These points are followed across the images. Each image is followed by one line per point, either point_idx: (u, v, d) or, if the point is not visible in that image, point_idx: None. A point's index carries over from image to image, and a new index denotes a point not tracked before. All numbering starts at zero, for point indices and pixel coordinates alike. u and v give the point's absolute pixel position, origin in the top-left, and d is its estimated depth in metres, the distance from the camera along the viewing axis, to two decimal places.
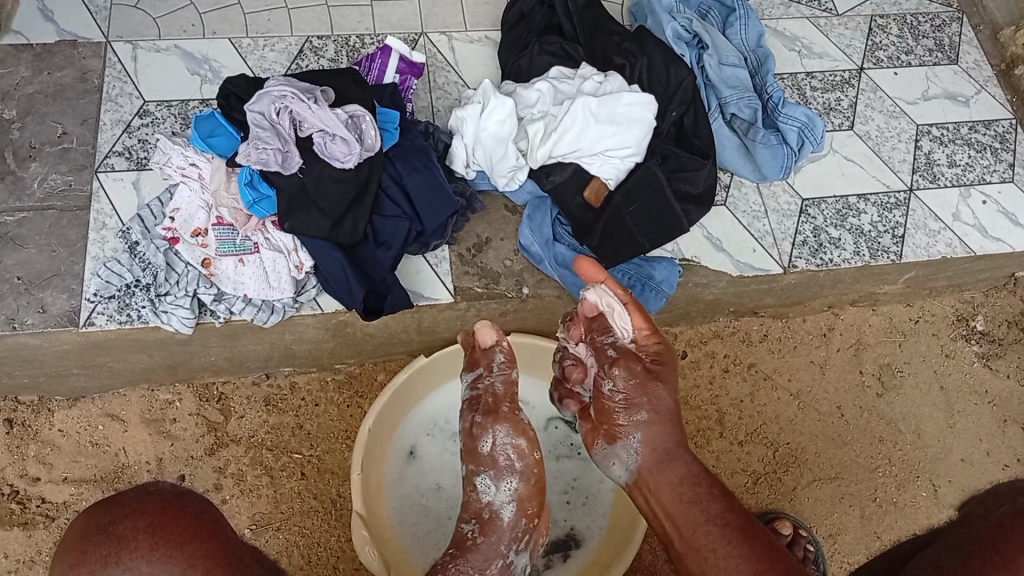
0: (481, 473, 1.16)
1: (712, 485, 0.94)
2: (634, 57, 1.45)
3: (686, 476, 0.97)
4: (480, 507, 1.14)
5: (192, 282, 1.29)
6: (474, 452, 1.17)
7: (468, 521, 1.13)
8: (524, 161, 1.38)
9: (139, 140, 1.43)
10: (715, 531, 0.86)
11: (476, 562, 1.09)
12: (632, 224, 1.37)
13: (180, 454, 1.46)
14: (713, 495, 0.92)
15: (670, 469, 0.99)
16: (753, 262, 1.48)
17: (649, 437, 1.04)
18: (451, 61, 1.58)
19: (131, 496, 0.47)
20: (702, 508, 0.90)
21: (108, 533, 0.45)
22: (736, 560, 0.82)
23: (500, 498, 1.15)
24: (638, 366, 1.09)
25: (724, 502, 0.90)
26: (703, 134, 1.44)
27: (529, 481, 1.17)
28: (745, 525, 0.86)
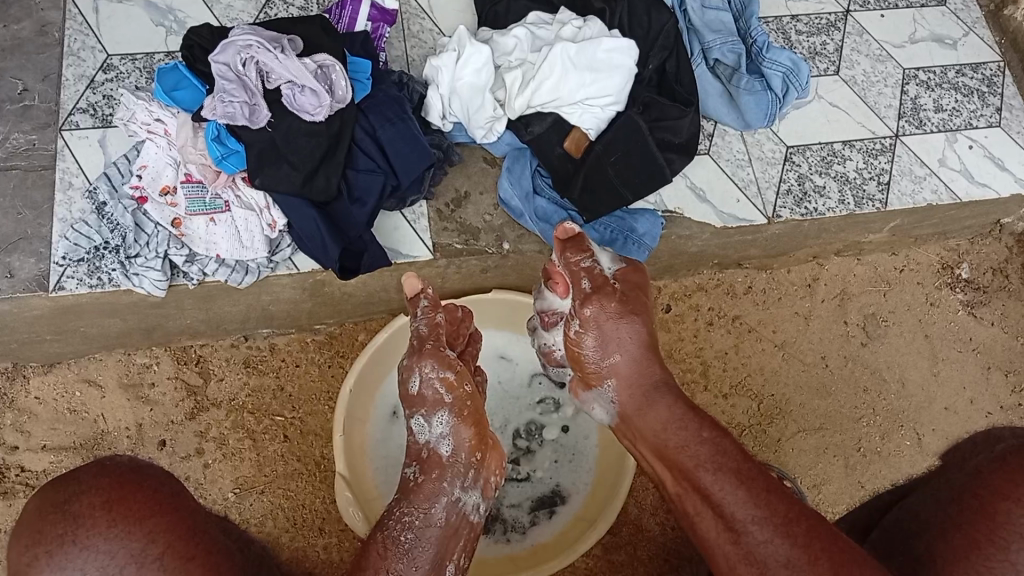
0: (415, 415, 1.05)
1: (699, 425, 0.91)
2: (614, 1, 1.40)
3: (669, 417, 0.95)
4: (419, 448, 1.03)
5: (163, 243, 1.25)
6: (408, 395, 1.07)
7: (411, 465, 1.02)
8: (501, 112, 1.34)
9: (104, 96, 1.38)
10: (708, 476, 0.84)
11: (420, 502, 0.97)
12: (613, 176, 1.34)
13: (160, 419, 1.44)
14: (702, 437, 0.89)
15: (652, 411, 0.97)
16: (737, 212, 1.45)
17: (624, 379, 1.03)
18: (425, 8, 1.53)
19: (90, 475, 0.59)
20: (691, 452, 0.88)
21: (64, 513, 0.56)
22: (735, 506, 0.80)
23: (436, 436, 1.03)
24: (613, 301, 1.06)
25: (713, 443, 0.88)
26: (685, 81, 1.40)
27: (463, 410, 1.04)
28: (739, 466, 0.84)
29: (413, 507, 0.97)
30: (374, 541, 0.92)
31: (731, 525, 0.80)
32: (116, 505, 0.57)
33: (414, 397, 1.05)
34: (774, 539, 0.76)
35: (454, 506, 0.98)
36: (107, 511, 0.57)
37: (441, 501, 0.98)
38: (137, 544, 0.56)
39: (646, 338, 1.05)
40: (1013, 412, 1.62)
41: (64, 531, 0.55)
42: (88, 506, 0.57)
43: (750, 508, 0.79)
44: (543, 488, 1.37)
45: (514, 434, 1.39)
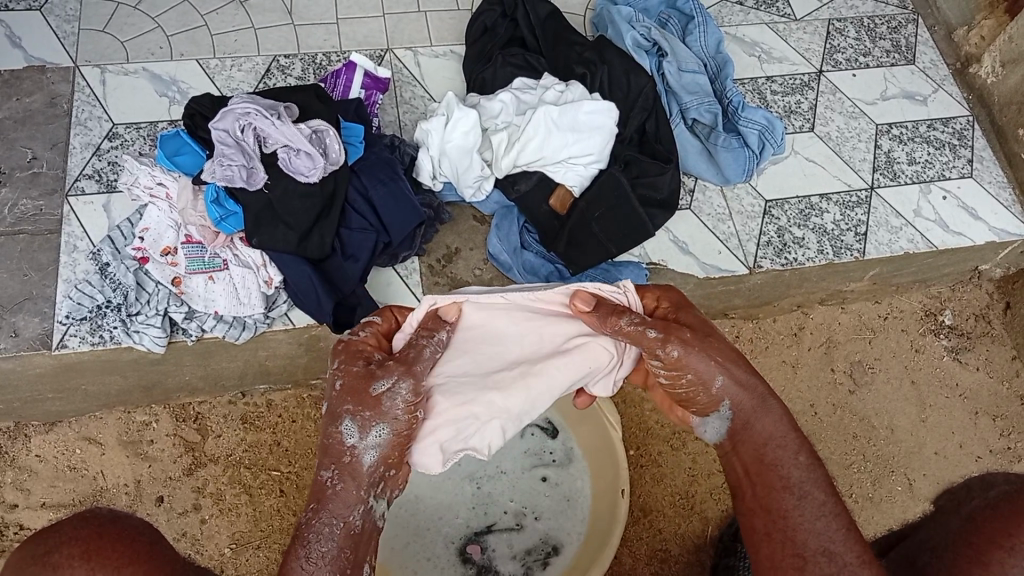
0: (343, 415, 0.87)
1: (800, 449, 0.84)
2: (594, 66, 1.48)
3: (773, 432, 0.88)
4: (341, 450, 0.86)
5: (163, 300, 1.28)
6: (356, 391, 0.88)
7: (330, 467, 0.86)
8: (489, 171, 1.39)
9: (109, 162, 1.45)
10: (791, 497, 0.79)
11: (336, 510, 0.83)
12: (598, 231, 1.39)
13: (158, 475, 1.48)
14: (798, 460, 0.83)
15: (758, 423, 0.89)
16: (719, 263, 1.49)
17: (735, 402, 0.92)
18: (417, 76, 1.62)
19: (67, 527, 0.58)
20: (782, 471, 0.82)
21: (43, 562, 0.55)
22: (812, 532, 0.75)
23: (366, 443, 0.86)
24: (687, 332, 0.95)
25: (808, 470, 0.81)
26: (665, 138, 1.47)
27: (404, 427, 0.89)
28: (828, 498, 0.78)
29: (335, 519, 0.83)
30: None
31: (800, 551, 0.75)
32: (95, 554, 0.57)
33: (366, 400, 0.87)
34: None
35: (369, 514, 0.86)
36: (87, 560, 0.56)
37: (356, 511, 0.84)
38: None
39: (733, 352, 0.95)
40: (1003, 456, 1.63)
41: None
42: (67, 557, 0.56)
43: (825, 540, 0.74)
44: (536, 540, 1.36)
45: (509, 486, 1.40)
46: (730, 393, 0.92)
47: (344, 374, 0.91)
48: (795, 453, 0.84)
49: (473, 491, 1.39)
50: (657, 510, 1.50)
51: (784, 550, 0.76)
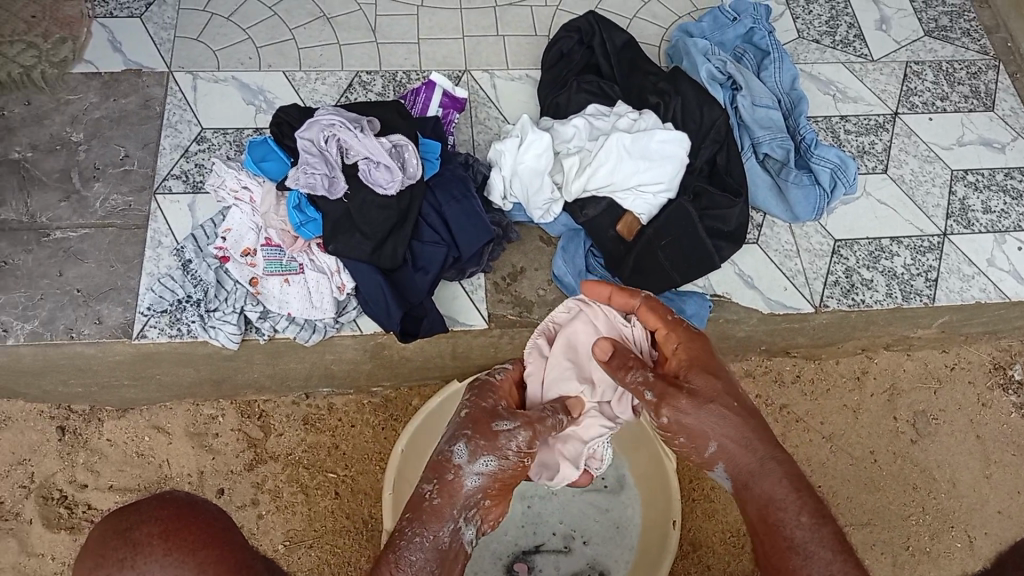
0: (458, 441, 0.94)
1: (803, 504, 0.85)
2: (668, 96, 1.50)
3: (773, 490, 0.88)
4: (447, 466, 0.92)
5: (240, 299, 1.33)
6: (479, 423, 0.96)
7: (432, 483, 0.92)
8: (558, 194, 1.42)
9: (196, 164, 1.52)
10: (798, 558, 0.81)
11: (432, 525, 0.88)
12: (664, 259, 1.41)
13: (220, 468, 1.53)
14: (800, 520, 0.84)
15: (758, 482, 0.90)
16: (784, 299, 1.49)
17: (735, 457, 0.93)
18: (492, 98, 1.66)
19: (148, 505, 0.55)
20: (786, 532, 0.84)
21: (124, 537, 0.53)
22: None
23: (470, 468, 0.92)
24: (680, 393, 0.94)
25: (813, 528, 0.83)
26: (735, 172, 1.47)
27: (509, 469, 0.95)
28: (836, 557, 0.80)
29: (428, 532, 0.87)
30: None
31: None
32: (173, 536, 0.53)
33: (483, 433, 0.95)
34: None
35: (458, 536, 0.90)
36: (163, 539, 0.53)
37: (447, 529, 0.89)
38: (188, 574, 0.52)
39: (732, 407, 0.94)
40: None
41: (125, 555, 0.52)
42: (146, 535, 0.53)
43: None
44: (583, 564, 1.37)
45: (559, 507, 1.42)
46: (728, 451, 0.93)
47: (469, 409, 0.99)
48: (797, 515, 0.84)
49: (524, 510, 1.41)
50: (707, 545, 1.49)
51: None
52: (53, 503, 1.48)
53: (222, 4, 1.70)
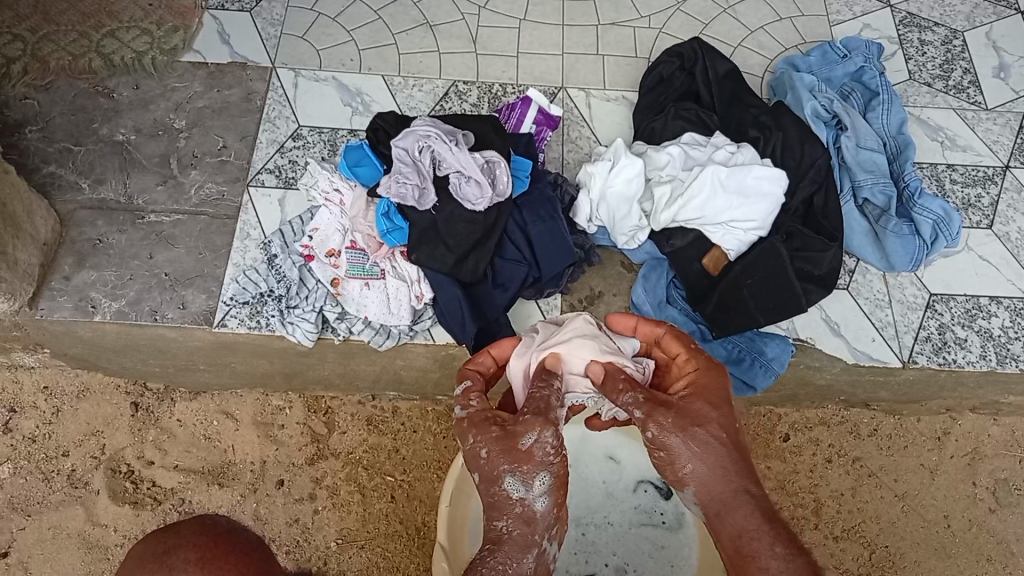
0: (504, 474, 0.89)
1: (777, 535, 0.82)
2: (769, 131, 1.46)
3: (746, 523, 0.84)
4: (512, 504, 0.89)
5: (320, 299, 1.35)
6: (507, 448, 0.90)
7: (504, 518, 0.89)
8: (646, 223, 1.40)
9: (289, 160, 1.55)
10: None
11: (512, 554, 0.88)
12: (749, 298, 1.36)
13: (282, 460, 1.55)
14: (775, 550, 0.81)
15: (728, 513, 0.86)
16: (872, 351, 1.43)
17: (709, 484, 0.89)
18: (586, 117, 1.64)
19: None
20: (760, 562, 0.81)
21: None
22: None
23: (533, 493, 0.89)
24: (669, 416, 0.91)
25: (788, 559, 0.80)
26: (832, 215, 1.42)
27: (561, 469, 0.91)
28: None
29: (510, 563, 0.87)
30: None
31: None
32: None
33: (517, 453, 0.90)
34: None
35: (543, 554, 0.90)
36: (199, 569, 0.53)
37: (530, 554, 0.88)
38: None
39: (716, 433, 0.90)
40: None
41: None
42: None
43: None
44: None
45: (613, 539, 1.39)
46: (708, 483, 0.89)
47: (483, 441, 0.92)
48: (771, 544, 0.82)
49: (577, 537, 1.39)
50: None
51: None
52: (120, 476, 1.52)
53: (330, 5, 1.74)
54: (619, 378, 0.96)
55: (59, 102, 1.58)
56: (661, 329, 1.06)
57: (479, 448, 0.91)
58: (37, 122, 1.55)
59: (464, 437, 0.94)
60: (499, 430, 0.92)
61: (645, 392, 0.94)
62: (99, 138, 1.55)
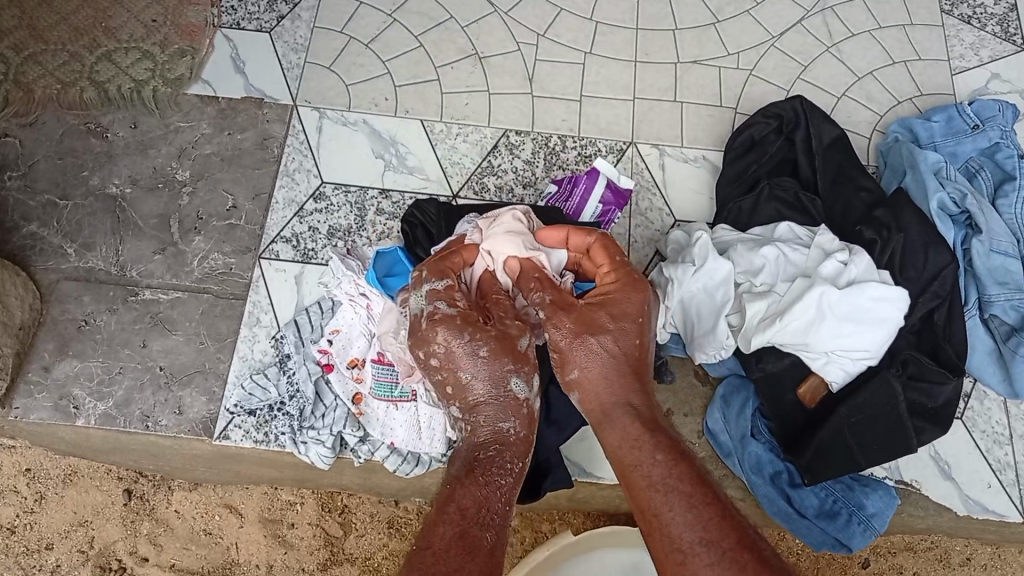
0: (511, 376, 0.88)
1: (658, 445, 0.81)
2: (888, 232, 1.21)
3: (630, 429, 0.83)
4: (517, 404, 0.88)
5: (339, 421, 1.13)
6: (511, 349, 0.89)
7: (511, 418, 0.87)
8: (732, 341, 1.16)
9: (309, 228, 1.32)
10: (657, 496, 0.76)
11: (520, 454, 0.86)
12: (852, 439, 1.13)
13: (291, 565, 1.36)
14: (656, 457, 0.79)
15: (614, 420, 0.85)
16: (987, 501, 1.21)
17: (605, 389, 0.87)
18: (658, 182, 1.41)
19: None
20: (642, 471, 0.79)
21: None
22: (682, 529, 0.73)
23: (531, 393, 0.90)
24: (568, 320, 0.89)
25: (669, 465, 0.79)
26: (957, 338, 1.18)
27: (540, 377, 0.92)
28: (693, 491, 0.76)
29: (518, 461, 0.85)
30: (467, 498, 0.79)
31: (676, 547, 0.73)
32: None
33: (517, 354, 0.90)
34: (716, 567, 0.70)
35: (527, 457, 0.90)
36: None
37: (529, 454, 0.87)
38: None
39: (618, 337, 0.89)
40: None
41: None
42: None
43: (697, 533, 0.73)
44: None
45: None
46: (599, 390, 0.87)
47: (486, 339, 0.88)
48: (652, 453, 0.80)
49: None
50: None
51: (654, 545, 0.75)
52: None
53: (362, 27, 1.48)
54: (532, 277, 0.96)
55: (43, 141, 1.35)
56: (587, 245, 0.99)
57: (481, 345, 0.88)
58: (17, 166, 1.33)
59: (459, 335, 0.88)
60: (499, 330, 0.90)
61: (554, 295, 0.93)
62: (88, 190, 1.32)
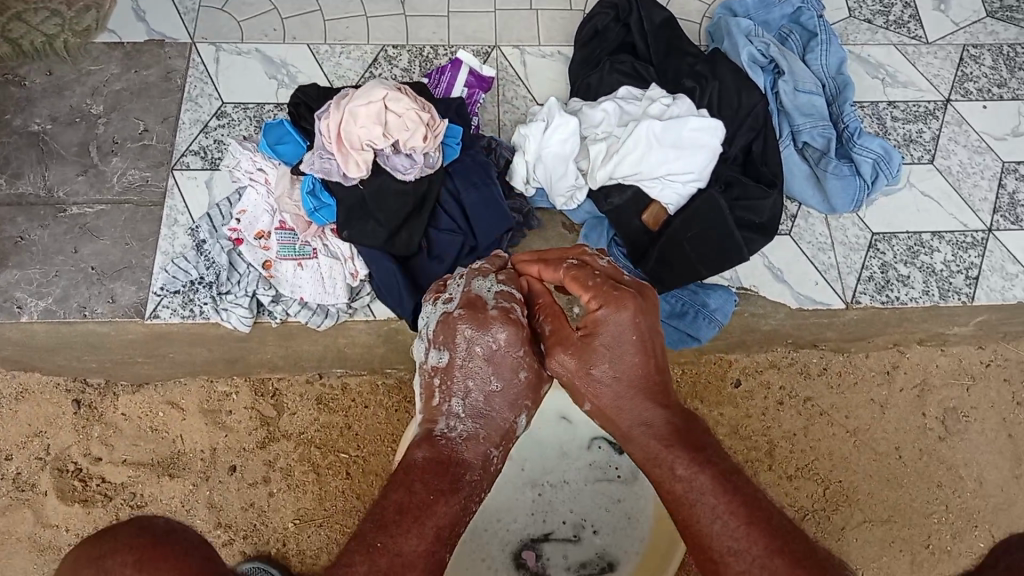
0: (521, 409, 0.93)
1: (676, 457, 0.79)
2: (704, 80, 1.42)
3: (650, 442, 0.82)
4: (509, 433, 0.92)
5: (253, 283, 1.31)
6: (532, 386, 0.94)
7: (498, 447, 0.91)
8: (583, 182, 1.36)
9: (215, 141, 1.48)
10: (685, 505, 0.76)
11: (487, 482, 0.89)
12: (689, 250, 1.34)
13: (233, 445, 1.52)
14: (679, 467, 0.78)
15: (629, 430, 0.84)
16: (815, 296, 1.43)
17: (616, 405, 0.86)
18: (521, 75, 1.60)
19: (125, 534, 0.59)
20: (666, 485, 0.78)
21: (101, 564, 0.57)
22: (717, 533, 0.74)
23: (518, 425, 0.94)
24: (568, 355, 0.87)
25: (694, 476, 0.77)
26: (772, 162, 1.40)
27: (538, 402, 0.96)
28: (729, 500, 0.75)
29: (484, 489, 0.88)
30: (442, 519, 0.78)
31: (711, 556, 0.74)
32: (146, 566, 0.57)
33: (536, 395, 0.95)
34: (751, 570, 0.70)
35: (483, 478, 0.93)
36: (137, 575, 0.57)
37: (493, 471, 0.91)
38: None
39: (632, 361, 0.86)
40: None
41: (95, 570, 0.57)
42: (120, 564, 0.57)
43: (728, 539, 0.73)
44: (593, 555, 1.36)
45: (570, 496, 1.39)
46: (612, 411, 0.86)
47: (527, 365, 0.92)
48: (674, 466, 0.79)
49: (534, 498, 1.38)
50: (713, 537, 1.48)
51: (696, 554, 0.76)
52: (68, 475, 1.50)
53: None
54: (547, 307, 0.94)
55: None
56: (572, 259, 0.93)
57: (522, 369, 0.91)
58: None
59: (515, 346, 0.91)
60: (518, 342, 0.91)
61: (554, 322, 0.92)
62: (11, 129, 1.47)
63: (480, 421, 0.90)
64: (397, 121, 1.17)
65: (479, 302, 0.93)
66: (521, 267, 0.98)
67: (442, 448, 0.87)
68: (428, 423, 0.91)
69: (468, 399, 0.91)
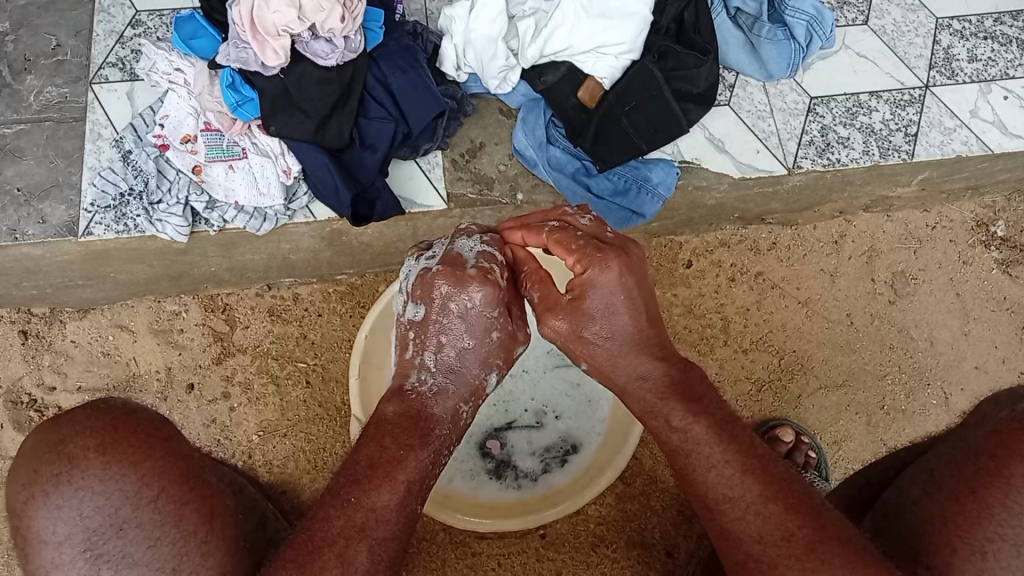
0: (492, 367, 1.01)
1: (672, 409, 0.88)
2: None
3: (648, 395, 0.90)
4: (480, 390, 1.00)
5: (184, 189, 1.29)
6: (505, 346, 1.01)
7: (468, 403, 0.98)
8: (514, 61, 1.33)
9: (132, 50, 1.42)
10: (686, 457, 0.86)
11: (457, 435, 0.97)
12: (627, 126, 1.33)
13: (189, 363, 1.51)
14: (678, 419, 0.88)
15: (626, 381, 0.93)
16: (757, 163, 1.43)
17: (609, 359, 0.94)
18: None
19: (84, 417, 0.85)
20: (664, 435, 0.88)
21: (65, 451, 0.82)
22: (715, 482, 0.84)
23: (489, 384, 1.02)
24: (557, 318, 0.95)
25: (692, 432, 0.87)
26: (704, 29, 1.36)
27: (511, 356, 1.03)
28: (727, 456, 0.85)
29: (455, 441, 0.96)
30: (413, 473, 0.87)
31: (708, 503, 0.85)
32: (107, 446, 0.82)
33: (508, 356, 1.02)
34: (747, 519, 0.82)
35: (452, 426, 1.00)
36: (101, 454, 0.81)
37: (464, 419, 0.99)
38: (115, 481, 0.81)
39: (624, 321, 0.93)
40: None
41: (64, 464, 0.81)
42: (85, 447, 0.82)
43: (723, 488, 0.84)
44: (556, 439, 1.37)
45: (529, 384, 1.39)
46: (607, 368, 0.95)
47: (501, 327, 1.00)
48: (669, 418, 0.88)
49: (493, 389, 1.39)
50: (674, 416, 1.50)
51: (695, 496, 0.86)
52: (23, 407, 1.48)
53: None
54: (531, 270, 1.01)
55: None
56: (552, 221, 0.99)
57: (495, 329, 0.99)
58: None
59: (492, 306, 0.98)
60: (493, 303, 0.98)
61: (540, 288, 0.99)
62: None
63: (451, 376, 0.97)
64: (312, 4, 1.19)
65: (460, 260, 0.99)
66: (506, 233, 1.04)
67: (414, 401, 0.94)
68: (401, 376, 0.98)
69: (443, 353, 0.98)
